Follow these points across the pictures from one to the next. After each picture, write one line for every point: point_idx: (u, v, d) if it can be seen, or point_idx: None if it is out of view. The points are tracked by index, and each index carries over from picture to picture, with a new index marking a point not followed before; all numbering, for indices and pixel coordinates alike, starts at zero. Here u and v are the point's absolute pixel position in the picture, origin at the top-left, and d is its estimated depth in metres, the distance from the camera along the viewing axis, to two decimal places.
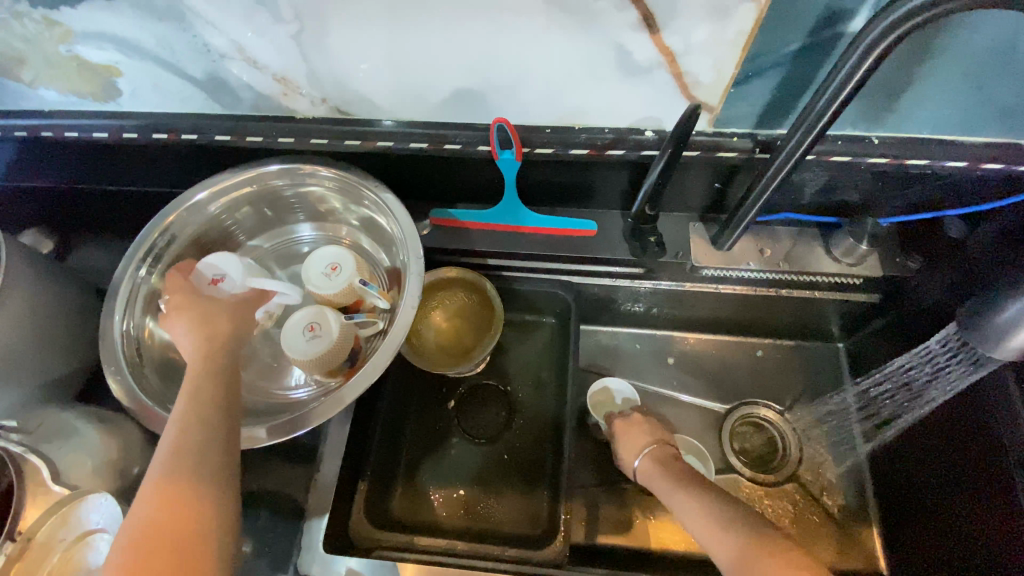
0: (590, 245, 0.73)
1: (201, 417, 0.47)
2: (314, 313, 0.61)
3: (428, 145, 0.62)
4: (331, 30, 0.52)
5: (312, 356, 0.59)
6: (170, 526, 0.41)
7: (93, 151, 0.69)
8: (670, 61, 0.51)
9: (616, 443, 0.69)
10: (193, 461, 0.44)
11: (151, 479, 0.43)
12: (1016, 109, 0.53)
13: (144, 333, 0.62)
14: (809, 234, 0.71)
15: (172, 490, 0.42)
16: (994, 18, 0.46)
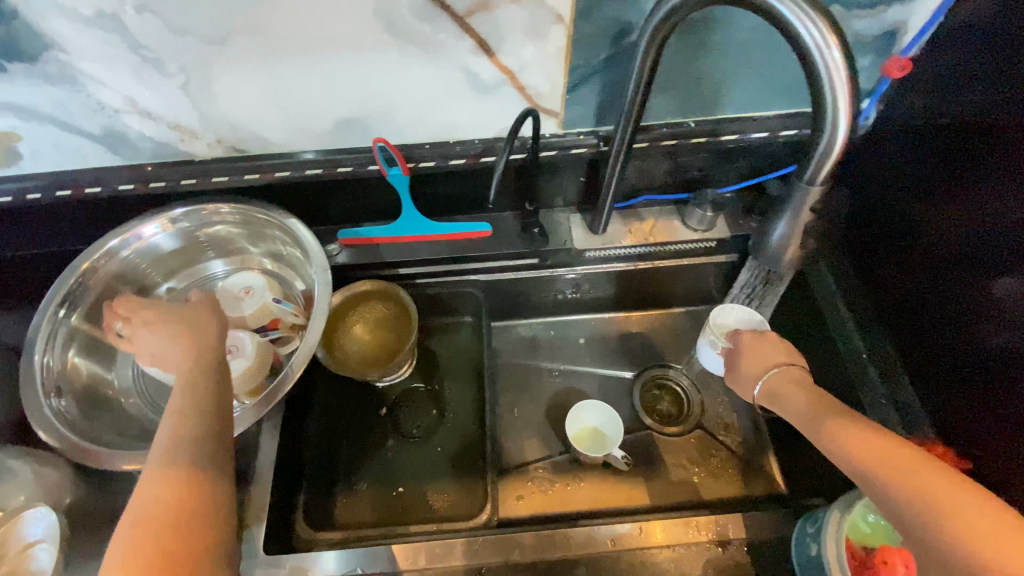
0: (487, 245, 0.81)
1: (197, 413, 0.46)
2: (230, 336, 0.66)
3: (323, 170, 0.70)
4: (216, 78, 0.59)
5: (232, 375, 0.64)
6: (172, 522, 0.39)
7: None
8: (511, 77, 0.61)
9: (739, 358, 0.64)
10: (184, 453, 0.43)
11: (149, 467, 0.42)
12: (790, 87, 0.67)
13: (65, 376, 0.65)
14: (669, 211, 0.83)
15: (181, 484, 0.41)
16: (748, 17, 0.59)
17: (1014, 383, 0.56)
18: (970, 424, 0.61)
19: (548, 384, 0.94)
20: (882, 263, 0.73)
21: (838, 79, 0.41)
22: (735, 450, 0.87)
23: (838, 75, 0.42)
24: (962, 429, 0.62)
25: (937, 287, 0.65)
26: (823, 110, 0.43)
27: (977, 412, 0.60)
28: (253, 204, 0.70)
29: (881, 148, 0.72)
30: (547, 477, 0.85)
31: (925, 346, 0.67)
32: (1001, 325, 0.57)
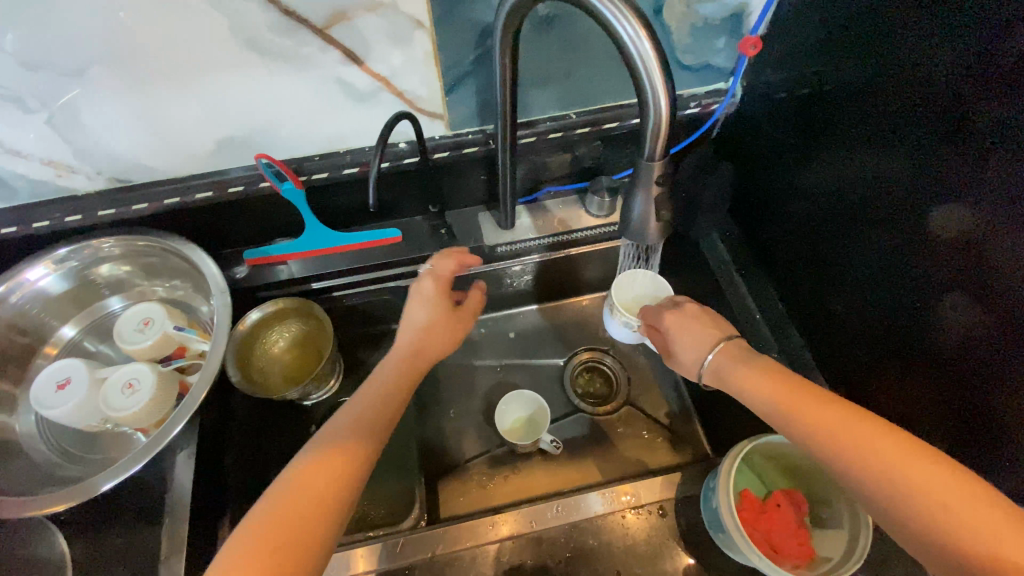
0: (397, 251, 0.82)
1: (375, 407, 0.54)
2: (131, 370, 0.66)
3: (214, 191, 0.69)
4: (81, 108, 0.58)
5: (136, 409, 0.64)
6: (311, 506, 0.46)
7: None
8: (386, 84, 0.63)
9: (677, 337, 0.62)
10: (358, 439, 0.51)
11: (306, 457, 0.49)
12: None
13: None
14: (571, 201, 0.86)
15: (345, 462, 0.49)
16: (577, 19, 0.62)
17: (884, 321, 0.63)
18: (858, 363, 0.68)
19: (480, 381, 0.95)
20: (817, 218, 0.70)
21: (650, 64, 0.42)
22: (663, 421, 0.91)
23: (649, 62, 0.42)
24: (852, 368, 0.69)
25: (828, 248, 0.69)
26: (642, 91, 0.43)
27: (861, 351, 0.67)
28: (149, 233, 0.69)
29: (752, 122, 0.78)
30: (485, 472, 0.86)
31: (814, 301, 0.73)
32: (865, 273, 0.64)
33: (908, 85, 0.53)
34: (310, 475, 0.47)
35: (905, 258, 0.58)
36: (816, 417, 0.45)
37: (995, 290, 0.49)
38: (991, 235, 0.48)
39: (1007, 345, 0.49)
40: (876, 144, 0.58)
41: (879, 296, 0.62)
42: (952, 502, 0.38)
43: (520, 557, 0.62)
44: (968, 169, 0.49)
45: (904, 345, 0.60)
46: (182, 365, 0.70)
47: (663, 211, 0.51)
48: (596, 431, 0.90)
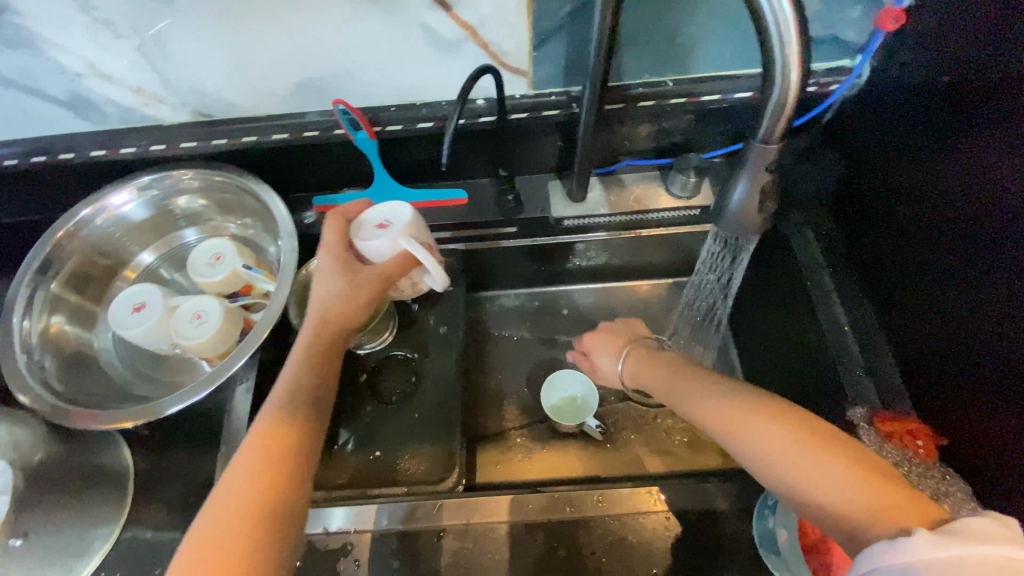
0: (460, 213, 0.80)
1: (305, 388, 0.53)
2: (199, 302, 0.67)
3: (289, 135, 0.69)
4: (170, 40, 0.58)
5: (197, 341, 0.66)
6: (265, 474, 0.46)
7: None
8: (472, 34, 0.59)
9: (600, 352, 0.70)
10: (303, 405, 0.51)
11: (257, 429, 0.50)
12: None
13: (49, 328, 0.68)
14: (650, 176, 0.80)
15: (269, 440, 0.48)
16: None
17: (985, 332, 0.54)
18: (935, 376, 0.61)
19: (528, 354, 0.93)
20: (930, 209, 0.60)
21: (785, 29, 0.36)
22: None
23: (784, 26, 0.36)
24: (931, 390, 0.62)
25: (946, 247, 0.59)
26: (772, 61, 0.38)
27: (940, 365, 0.61)
28: (230, 171, 0.69)
29: (873, 111, 0.68)
30: (525, 445, 0.86)
31: (905, 314, 0.65)
32: (963, 276, 0.57)
33: None
34: (253, 457, 0.47)
35: (1005, 259, 0.52)
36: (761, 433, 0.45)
37: None
38: None
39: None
40: (1003, 137, 0.51)
41: (966, 306, 0.57)
42: (843, 487, 0.40)
43: (553, 542, 0.61)
44: None
45: (989, 356, 0.54)
46: (246, 300, 0.71)
47: (767, 201, 0.45)
48: (642, 422, 0.86)
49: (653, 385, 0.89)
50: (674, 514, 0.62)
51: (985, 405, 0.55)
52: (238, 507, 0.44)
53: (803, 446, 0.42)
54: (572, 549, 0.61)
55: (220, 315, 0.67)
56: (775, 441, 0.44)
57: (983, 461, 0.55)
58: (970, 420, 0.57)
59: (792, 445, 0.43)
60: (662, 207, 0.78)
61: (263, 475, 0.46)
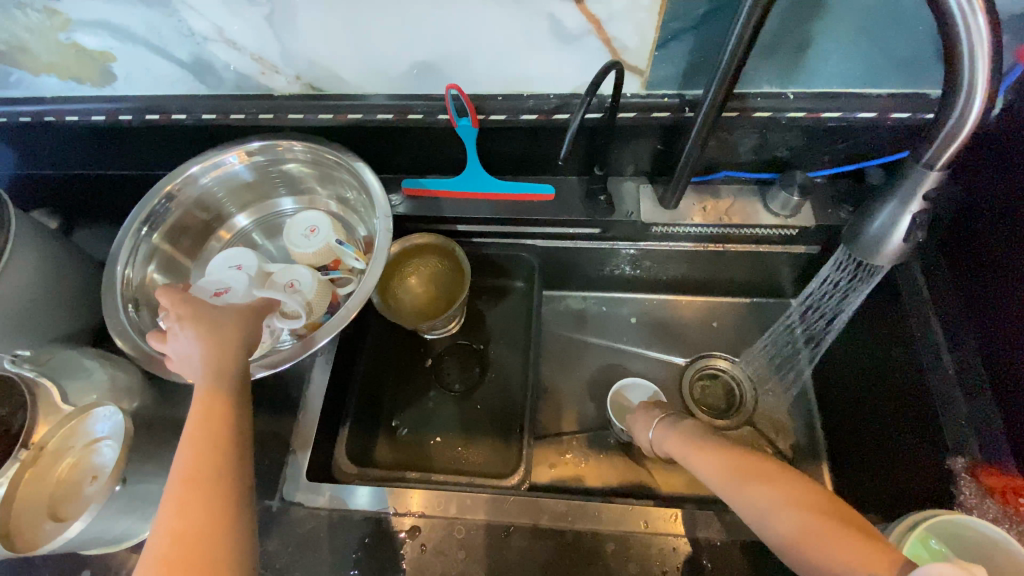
0: (547, 209, 0.79)
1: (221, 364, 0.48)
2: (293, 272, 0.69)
3: (394, 116, 0.69)
4: (298, 12, 0.59)
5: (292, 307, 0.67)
6: (197, 456, 0.43)
7: (104, 133, 0.76)
8: (597, 28, 0.58)
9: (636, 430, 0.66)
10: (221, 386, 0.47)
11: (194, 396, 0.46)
12: (910, 63, 0.60)
13: (147, 279, 0.70)
14: (748, 190, 0.77)
15: (212, 405, 0.46)
16: None
17: None
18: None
19: (593, 359, 0.92)
20: None
21: (980, 44, 0.37)
22: (785, 452, 0.82)
23: (978, 45, 0.37)
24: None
25: None
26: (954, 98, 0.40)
27: None
28: (334, 146, 0.70)
29: (1007, 144, 0.64)
30: (583, 449, 0.84)
31: (998, 361, 0.61)
32: None
33: None
34: (200, 421, 0.45)
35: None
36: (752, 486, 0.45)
37: None
38: None
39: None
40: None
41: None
42: (811, 532, 0.39)
43: (622, 555, 0.60)
44: None
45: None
46: (336, 274, 0.72)
47: None
48: None
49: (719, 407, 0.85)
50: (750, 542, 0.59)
51: None
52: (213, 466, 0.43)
53: (782, 497, 0.42)
54: (631, 563, 0.59)
55: (315, 286, 0.68)
56: (769, 494, 0.43)
57: None
58: None
59: (781, 494, 0.43)
60: (761, 224, 0.75)
61: (206, 440, 0.44)
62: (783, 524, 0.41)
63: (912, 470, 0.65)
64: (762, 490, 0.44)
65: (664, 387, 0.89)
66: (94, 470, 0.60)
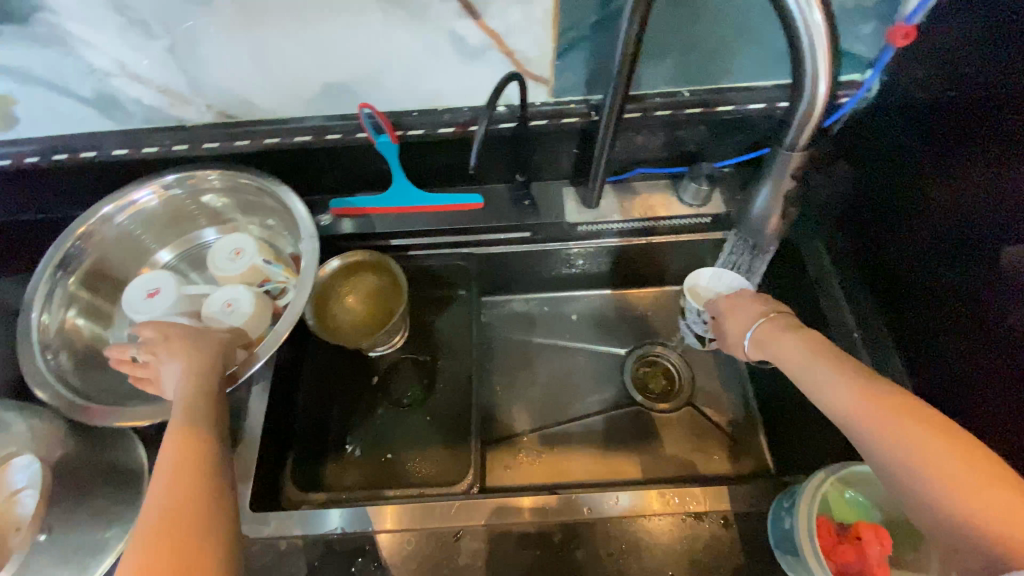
0: (476, 217, 0.81)
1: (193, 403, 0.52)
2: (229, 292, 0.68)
3: (312, 137, 0.70)
4: (201, 42, 0.59)
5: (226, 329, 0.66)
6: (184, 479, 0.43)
7: (10, 178, 0.73)
8: (498, 42, 0.60)
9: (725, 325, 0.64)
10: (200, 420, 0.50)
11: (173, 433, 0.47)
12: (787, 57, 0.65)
13: (66, 323, 0.68)
14: (664, 184, 0.82)
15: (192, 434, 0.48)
16: None
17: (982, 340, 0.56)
18: (947, 386, 0.60)
19: (539, 358, 0.94)
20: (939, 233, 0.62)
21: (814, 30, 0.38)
22: (724, 427, 0.87)
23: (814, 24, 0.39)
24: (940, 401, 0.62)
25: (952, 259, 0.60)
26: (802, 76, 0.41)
27: (938, 376, 0.62)
28: (251, 171, 0.70)
29: (881, 123, 0.70)
30: (535, 447, 0.86)
31: (905, 322, 0.67)
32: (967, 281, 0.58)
33: None
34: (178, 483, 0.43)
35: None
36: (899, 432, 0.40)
37: None
38: None
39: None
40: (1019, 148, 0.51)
41: (994, 314, 0.54)
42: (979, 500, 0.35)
43: (571, 543, 0.62)
44: None
45: (1004, 370, 0.53)
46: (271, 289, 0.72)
47: None
48: (652, 425, 0.87)
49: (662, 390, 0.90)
50: (688, 515, 0.63)
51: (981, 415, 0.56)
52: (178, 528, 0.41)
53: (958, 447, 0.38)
54: (580, 549, 0.61)
55: (252, 300, 0.68)
56: (934, 448, 0.38)
57: None
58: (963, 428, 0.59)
59: (945, 446, 0.38)
60: (676, 215, 0.80)
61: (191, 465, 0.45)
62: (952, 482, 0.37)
63: (831, 430, 0.70)
64: (920, 435, 0.39)
65: (608, 378, 0.92)
66: (18, 522, 0.58)
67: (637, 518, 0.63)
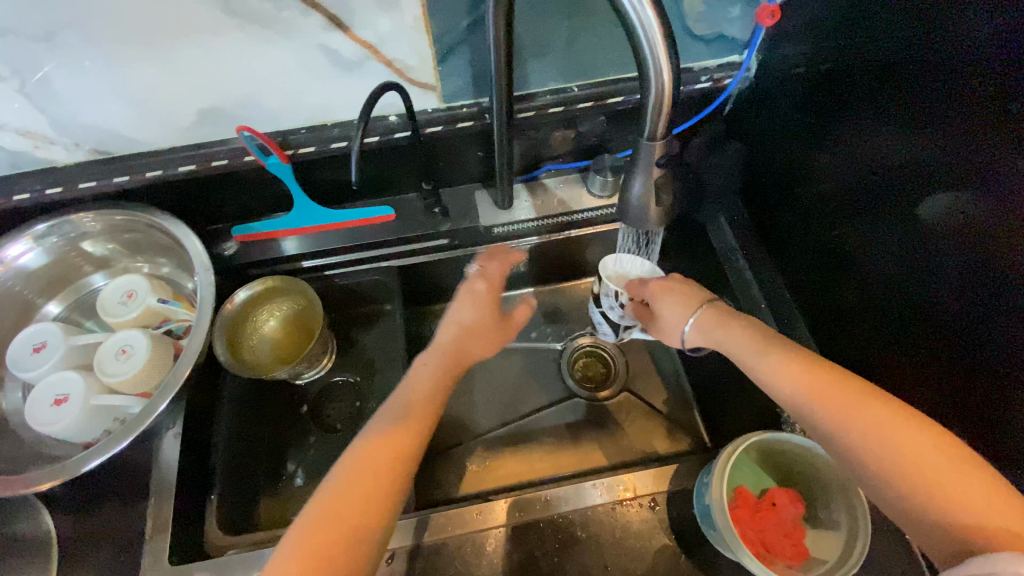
0: (389, 230, 0.80)
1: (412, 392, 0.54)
2: (124, 337, 0.65)
3: (197, 165, 0.67)
4: (53, 79, 0.56)
5: (124, 377, 0.63)
6: (341, 507, 0.44)
7: None
8: (374, 52, 0.59)
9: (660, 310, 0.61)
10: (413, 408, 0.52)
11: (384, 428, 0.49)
12: None
13: None
14: (574, 178, 0.82)
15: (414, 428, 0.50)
16: None
17: (887, 302, 0.59)
18: (869, 355, 0.63)
19: (476, 364, 0.94)
20: (837, 204, 0.65)
21: (644, 13, 0.37)
22: (661, 409, 0.88)
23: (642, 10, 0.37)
24: (853, 361, 0.65)
25: (853, 226, 0.62)
26: (642, 60, 0.39)
27: (852, 338, 0.65)
28: (135, 208, 0.66)
29: (765, 100, 0.73)
30: (479, 454, 0.85)
31: (820, 290, 0.70)
32: (869, 246, 0.61)
33: (915, 56, 0.50)
34: (358, 463, 0.46)
35: (925, 241, 0.53)
36: (870, 418, 0.41)
37: (996, 265, 0.46)
38: (998, 216, 0.45)
39: (998, 320, 0.46)
40: (901, 128, 0.53)
41: (901, 282, 0.57)
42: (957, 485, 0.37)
43: (509, 549, 0.61)
44: (981, 148, 0.45)
45: (915, 338, 0.56)
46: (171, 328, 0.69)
47: (663, 196, 0.48)
48: (592, 416, 0.88)
49: (598, 379, 0.91)
50: (621, 503, 0.63)
51: (895, 372, 0.59)
52: (367, 505, 0.44)
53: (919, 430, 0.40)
54: (518, 554, 0.61)
55: (149, 343, 0.64)
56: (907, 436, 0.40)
57: None
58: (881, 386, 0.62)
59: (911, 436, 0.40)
60: (588, 208, 0.80)
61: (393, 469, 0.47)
62: (925, 472, 0.38)
63: (753, 399, 0.73)
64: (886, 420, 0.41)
65: (546, 376, 0.92)
66: None
67: (571, 514, 0.63)
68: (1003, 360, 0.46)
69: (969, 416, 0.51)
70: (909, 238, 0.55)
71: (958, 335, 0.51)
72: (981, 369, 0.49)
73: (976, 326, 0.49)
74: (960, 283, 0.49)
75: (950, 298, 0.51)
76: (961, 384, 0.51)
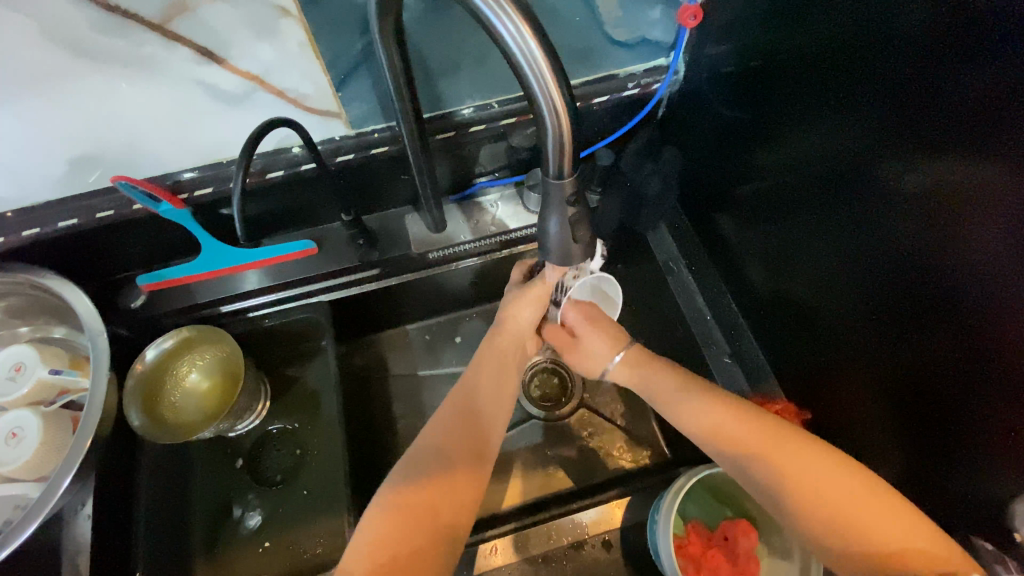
0: (312, 264, 0.73)
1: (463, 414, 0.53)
2: (13, 419, 0.59)
3: (79, 218, 0.59)
4: None
5: (14, 465, 0.58)
6: (417, 531, 0.44)
7: None
8: (261, 83, 0.54)
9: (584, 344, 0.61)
10: (466, 430, 0.52)
11: (440, 451, 0.49)
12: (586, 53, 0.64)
13: None
14: (510, 194, 0.78)
15: (468, 454, 0.50)
16: None
17: (832, 308, 0.57)
18: (822, 364, 0.61)
19: (428, 392, 0.89)
20: (776, 208, 0.62)
21: (525, 46, 0.33)
22: (621, 423, 0.86)
23: (521, 40, 0.33)
24: (805, 367, 0.64)
25: (795, 230, 0.60)
26: (530, 92, 0.35)
27: (804, 343, 0.63)
28: (10, 271, 0.59)
29: (696, 103, 0.70)
30: None
31: (770, 295, 0.67)
32: (810, 250, 0.58)
33: (836, 59, 0.47)
34: (455, 470, 0.48)
35: (865, 247, 0.51)
36: (794, 461, 0.45)
37: (931, 278, 0.44)
38: (934, 228, 0.42)
39: (939, 329, 0.45)
40: (830, 134, 0.50)
41: (844, 289, 0.55)
42: (872, 515, 0.41)
43: None
44: (913, 154, 0.42)
45: (864, 346, 0.54)
46: (70, 400, 0.63)
47: (581, 232, 0.43)
48: (551, 437, 0.85)
49: (555, 397, 0.88)
50: None
51: (846, 378, 0.58)
52: (456, 511, 0.47)
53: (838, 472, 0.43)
54: None
55: (41, 425, 0.59)
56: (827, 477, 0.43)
57: (852, 430, 0.59)
58: (835, 394, 0.60)
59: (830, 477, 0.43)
60: (526, 224, 0.76)
61: (459, 490, 0.47)
62: (848, 509, 0.42)
63: None
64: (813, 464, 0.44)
65: None
66: None
67: None
68: (947, 374, 0.45)
69: (918, 427, 0.49)
70: (850, 244, 0.52)
71: (903, 346, 0.49)
72: (924, 379, 0.47)
73: (919, 337, 0.47)
74: (901, 293, 0.47)
75: (891, 307, 0.49)
76: (908, 394, 0.50)
